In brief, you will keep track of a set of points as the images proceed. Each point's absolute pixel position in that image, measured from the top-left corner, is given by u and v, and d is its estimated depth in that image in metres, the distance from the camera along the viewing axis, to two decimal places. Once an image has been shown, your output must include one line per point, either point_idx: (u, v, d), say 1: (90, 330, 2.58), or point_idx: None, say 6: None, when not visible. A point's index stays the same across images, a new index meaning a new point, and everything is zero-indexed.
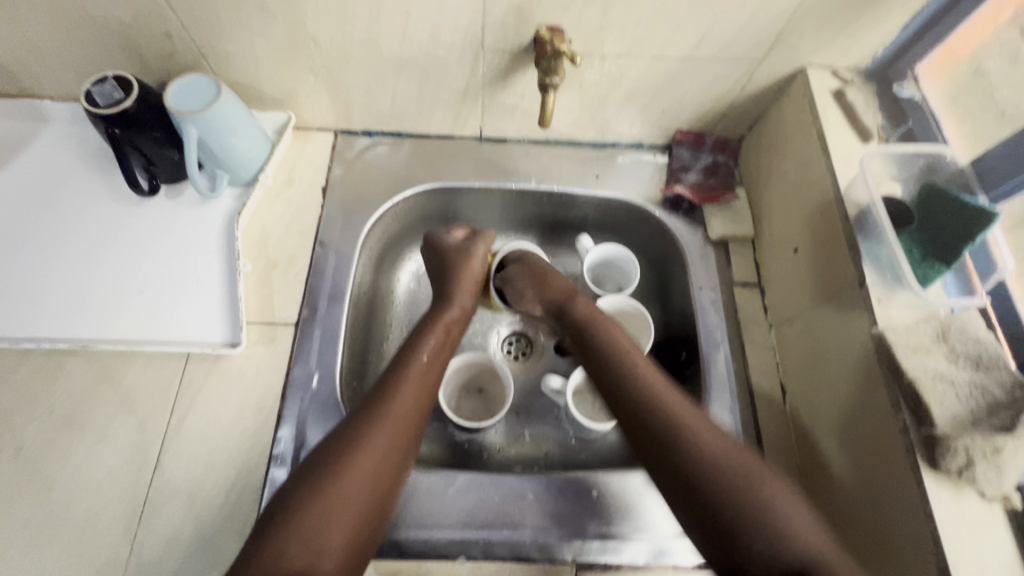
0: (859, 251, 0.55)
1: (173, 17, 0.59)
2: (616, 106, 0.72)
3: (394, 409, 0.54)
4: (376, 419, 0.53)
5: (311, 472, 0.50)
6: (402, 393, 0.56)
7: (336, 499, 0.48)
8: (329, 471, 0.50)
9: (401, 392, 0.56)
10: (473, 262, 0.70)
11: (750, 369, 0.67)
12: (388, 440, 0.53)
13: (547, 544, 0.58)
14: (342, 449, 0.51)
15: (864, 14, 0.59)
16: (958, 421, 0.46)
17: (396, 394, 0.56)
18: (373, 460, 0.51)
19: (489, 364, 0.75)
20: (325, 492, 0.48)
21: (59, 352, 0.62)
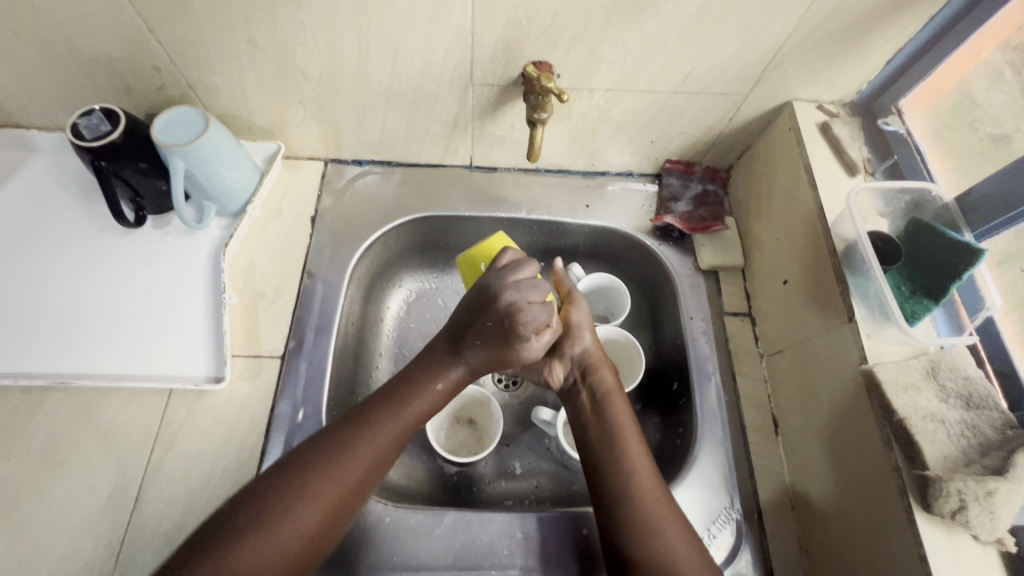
0: (848, 286, 0.55)
1: (161, 50, 0.59)
2: (605, 136, 0.72)
3: (363, 451, 0.52)
4: (343, 461, 0.52)
5: (262, 491, 0.49)
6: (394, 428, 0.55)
7: (275, 533, 0.47)
8: (284, 501, 0.49)
9: (380, 432, 0.54)
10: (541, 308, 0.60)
11: (741, 401, 0.66)
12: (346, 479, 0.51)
13: None
14: (299, 481, 0.50)
15: (847, 51, 0.60)
16: (948, 461, 0.46)
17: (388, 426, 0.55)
18: (326, 500, 0.50)
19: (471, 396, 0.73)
20: (273, 526, 0.47)
21: (37, 388, 0.60)
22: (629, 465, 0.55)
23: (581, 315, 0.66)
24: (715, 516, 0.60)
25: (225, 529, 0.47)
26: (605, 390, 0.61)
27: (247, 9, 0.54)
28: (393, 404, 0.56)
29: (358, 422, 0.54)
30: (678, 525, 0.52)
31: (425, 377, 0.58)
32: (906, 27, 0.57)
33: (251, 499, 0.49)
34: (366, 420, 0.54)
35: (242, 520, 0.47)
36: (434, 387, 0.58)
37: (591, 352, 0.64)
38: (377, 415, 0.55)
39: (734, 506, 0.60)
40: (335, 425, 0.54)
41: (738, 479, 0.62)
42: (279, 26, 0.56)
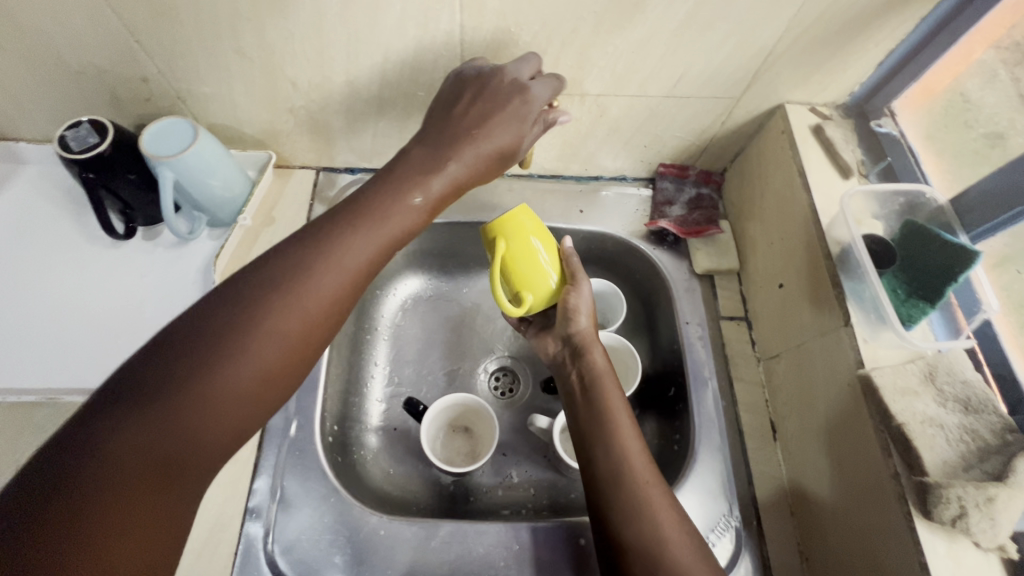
0: (843, 290, 0.55)
1: (149, 62, 0.58)
2: (598, 141, 0.72)
3: (301, 304, 0.44)
4: (294, 295, 0.44)
5: (180, 350, 0.40)
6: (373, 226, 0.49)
7: (201, 390, 0.39)
8: (201, 364, 0.40)
9: (319, 276, 0.46)
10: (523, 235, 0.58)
11: (739, 406, 0.66)
12: (295, 318, 0.44)
13: None
14: (229, 344, 0.41)
15: (839, 53, 0.59)
16: (948, 467, 0.46)
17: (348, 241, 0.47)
18: (262, 361, 0.42)
19: (455, 405, 0.72)
20: (202, 387, 0.39)
21: (26, 405, 0.59)
22: (620, 450, 0.51)
23: (583, 292, 0.60)
24: (714, 524, 0.59)
25: (131, 395, 0.38)
26: (593, 369, 0.57)
27: (233, 19, 0.54)
28: (318, 263, 0.46)
29: (279, 284, 0.44)
30: (671, 510, 0.48)
31: (355, 228, 0.48)
32: (897, 29, 0.57)
33: (165, 359, 0.40)
34: (301, 276, 0.45)
35: (159, 380, 0.39)
36: (366, 233, 0.48)
37: (584, 335, 0.60)
38: (314, 262, 0.46)
39: (733, 513, 0.60)
40: (265, 268, 0.45)
41: (736, 486, 0.61)
42: (266, 35, 0.55)
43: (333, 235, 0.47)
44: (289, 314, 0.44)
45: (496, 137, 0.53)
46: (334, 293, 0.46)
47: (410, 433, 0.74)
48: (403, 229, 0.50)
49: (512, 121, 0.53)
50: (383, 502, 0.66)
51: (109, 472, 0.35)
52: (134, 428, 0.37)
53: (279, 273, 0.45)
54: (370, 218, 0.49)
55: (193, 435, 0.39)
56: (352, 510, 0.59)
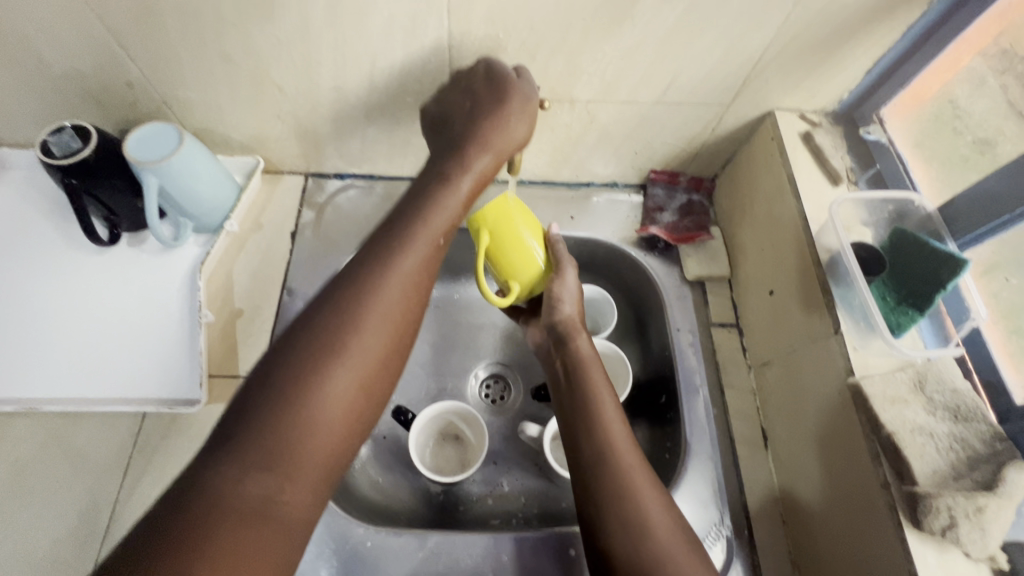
0: (833, 298, 0.55)
1: (132, 66, 0.58)
2: (589, 146, 0.72)
3: (376, 324, 0.45)
4: (364, 320, 0.45)
5: (269, 391, 0.41)
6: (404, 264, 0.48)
7: (295, 424, 0.40)
8: (295, 396, 0.41)
9: (387, 295, 0.46)
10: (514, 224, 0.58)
11: (730, 414, 0.65)
12: (378, 337, 0.45)
13: None
14: (313, 370, 0.42)
15: (828, 60, 0.59)
16: (938, 476, 0.45)
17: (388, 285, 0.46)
18: (355, 382, 0.43)
19: (435, 417, 0.71)
20: (297, 419, 0.40)
21: (8, 414, 0.59)
22: (603, 433, 0.51)
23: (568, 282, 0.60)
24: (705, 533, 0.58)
25: (236, 443, 0.39)
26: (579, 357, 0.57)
27: (218, 23, 0.53)
28: (387, 285, 0.46)
29: (346, 309, 0.45)
30: (655, 494, 0.48)
31: (402, 242, 0.49)
32: (885, 36, 0.57)
33: (249, 405, 0.40)
34: (363, 300, 0.45)
35: (252, 425, 0.39)
36: (416, 255, 0.49)
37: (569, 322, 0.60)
38: (377, 283, 0.46)
39: (724, 522, 0.59)
40: (326, 305, 0.45)
41: (728, 495, 0.61)
42: (252, 40, 0.55)
43: (377, 259, 0.48)
44: (361, 335, 0.44)
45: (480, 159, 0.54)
46: (399, 313, 0.47)
47: (400, 441, 0.73)
48: (443, 230, 0.51)
49: (498, 134, 0.54)
50: (371, 512, 0.65)
51: (215, 513, 0.36)
52: (241, 466, 0.38)
53: (341, 301, 0.45)
54: (404, 242, 0.49)
55: (300, 461, 0.40)
56: (340, 522, 0.58)
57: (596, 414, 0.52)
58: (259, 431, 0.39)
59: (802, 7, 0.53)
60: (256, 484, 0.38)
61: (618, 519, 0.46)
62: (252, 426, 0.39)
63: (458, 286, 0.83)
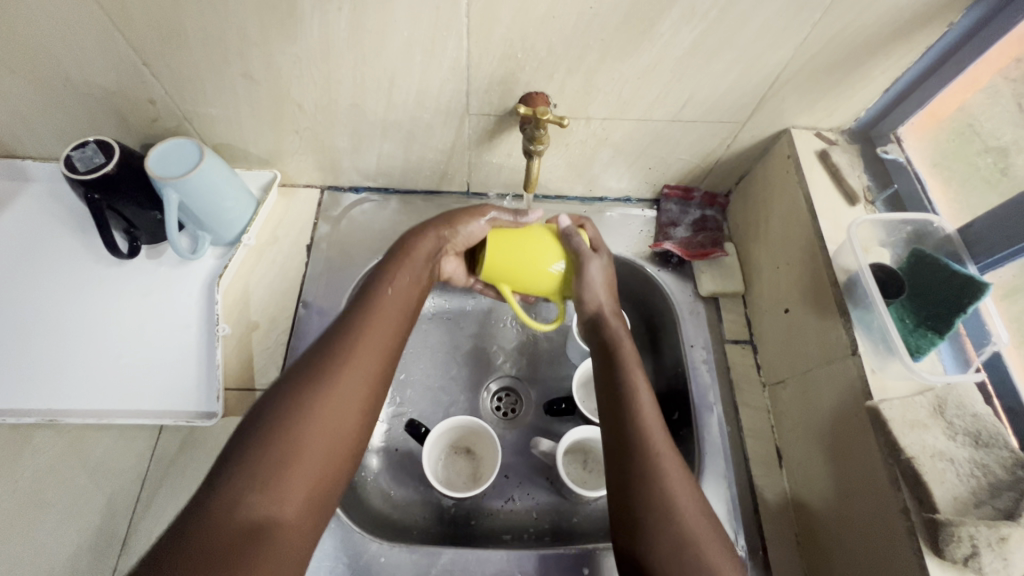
0: (850, 320, 0.54)
1: (156, 84, 0.59)
2: (603, 162, 0.72)
3: (326, 419, 0.46)
4: (298, 425, 0.44)
5: (229, 473, 0.42)
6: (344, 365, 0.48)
7: (255, 497, 0.41)
8: (257, 471, 0.42)
9: (326, 406, 0.46)
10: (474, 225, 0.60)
11: (744, 433, 0.65)
12: (341, 408, 0.47)
13: None
14: (276, 445, 0.43)
15: (844, 80, 0.59)
16: (959, 503, 0.45)
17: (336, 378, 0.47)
18: (320, 454, 0.45)
19: (445, 436, 0.71)
20: (259, 491, 0.41)
21: (27, 425, 0.59)
22: (665, 490, 0.47)
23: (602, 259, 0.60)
24: None
25: (200, 518, 0.39)
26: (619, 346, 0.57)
27: (241, 43, 0.54)
28: (345, 364, 0.48)
29: (307, 387, 0.46)
30: (690, 490, 0.48)
31: (357, 329, 0.51)
32: (904, 57, 0.57)
33: (215, 480, 0.42)
34: (327, 376, 0.47)
35: (215, 497, 0.41)
36: (369, 345, 0.50)
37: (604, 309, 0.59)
38: (335, 366, 0.48)
39: (738, 542, 0.59)
40: (285, 385, 0.47)
41: (742, 514, 0.60)
42: (274, 59, 0.56)
43: (339, 342, 0.50)
44: (322, 409, 0.46)
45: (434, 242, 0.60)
46: (363, 390, 0.48)
47: (412, 454, 0.73)
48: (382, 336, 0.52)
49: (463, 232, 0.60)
50: (383, 527, 0.65)
51: None
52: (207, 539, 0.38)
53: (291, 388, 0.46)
54: (365, 321, 0.52)
55: (272, 535, 0.41)
56: (354, 539, 0.58)
57: (652, 463, 0.48)
58: (220, 505, 0.40)
59: (821, 29, 0.53)
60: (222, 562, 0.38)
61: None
62: (215, 502, 0.40)
63: (471, 298, 0.83)
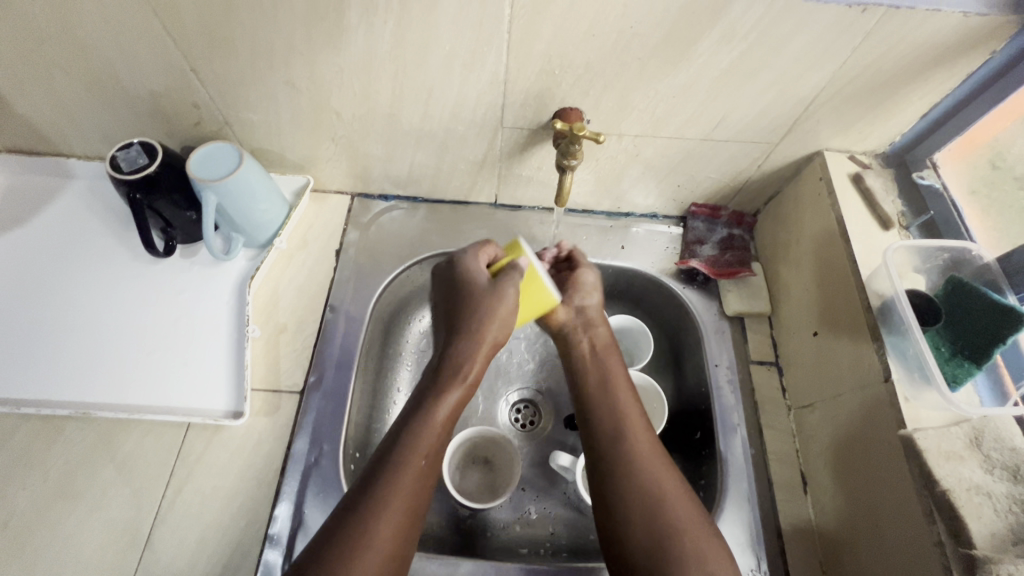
0: (884, 345, 0.54)
1: (201, 89, 0.60)
2: (632, 179, 0.72)
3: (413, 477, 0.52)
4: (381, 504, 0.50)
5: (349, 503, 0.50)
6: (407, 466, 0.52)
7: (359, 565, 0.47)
8: (343, 560, 0.46)
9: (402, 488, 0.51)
10: (497, 305, 0.59)
11: (768, 456, 0.64)
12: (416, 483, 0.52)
13: None
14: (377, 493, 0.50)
15: (881, 104, 0.59)
16: (996, 540, 0.44)
17: (399, 475, 0.51)
18: (397, 524, 0.50)
19: (461, 453, 0.72)
20: (361, 533, 0.48)
21: (59, 417, 0.60)
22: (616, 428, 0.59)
23: (586, 281, 0.69)
24: None
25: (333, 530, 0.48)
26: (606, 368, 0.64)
27: (286, 52, 0.55)
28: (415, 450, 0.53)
29: (386, 477, 0.51)
30: (688, 501, 0.54)
31: (408, 439, 0.54)
32: (942, 83, 0.56)
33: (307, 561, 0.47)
34: (395, 472, 0.52)
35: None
36: (413, 461, 0.53)
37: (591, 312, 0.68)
38: (394, 473, 0.51)
39: (761, 568, 0.58)
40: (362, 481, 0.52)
41: (765, 540, 0.59)
42: (317, 68, 0.57)
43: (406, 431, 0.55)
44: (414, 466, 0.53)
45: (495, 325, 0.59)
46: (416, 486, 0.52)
47: None
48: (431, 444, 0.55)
49: (495, 323, 0.59)
50: None
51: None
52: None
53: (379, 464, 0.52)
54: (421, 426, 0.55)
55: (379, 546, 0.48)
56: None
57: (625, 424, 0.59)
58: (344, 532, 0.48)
59: (860, 53, 0.53)
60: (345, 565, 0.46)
61: (644, 522, 0.52)
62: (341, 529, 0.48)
63: None
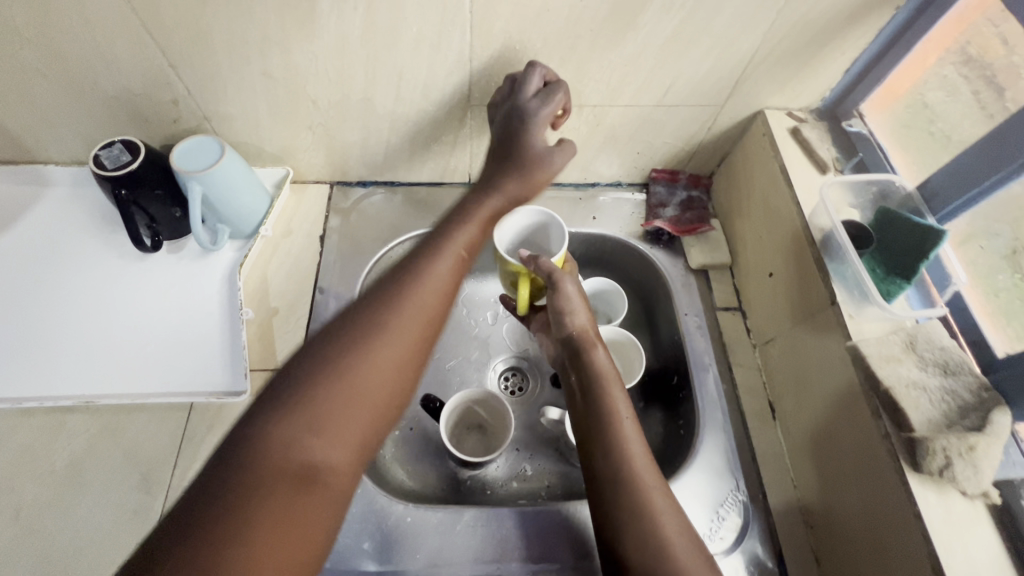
0: (828, 272, 0.60)
1: (180, 84, 0.63)
2: (595, 149, 0.78)
3: (390, 342, 0.48)
4: (361, 356, 0.46)
5: (299, 380, 0.45)
6: (403, 318, 0.50)
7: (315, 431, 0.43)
8: (306, 418, 0.43)
9: (391, 345, 0.48)
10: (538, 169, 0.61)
11: (739, 390, 0.70)
12: (394, 365, 0.48)
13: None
14: (342, 369, 0.45)
15: (809, 62, 0.66)
16: (933, 423, 0.50)
17: (394, 324, 0.49)
18: (349, 403, 0.44)
19: (460, 421, 0.76)
20: (316, 402, 0.44)
21: (62, 409, 0.62)
22: (616, 432, 0.55)
23: (564, 293, 0.64)
24: (723, 499, 0.63)
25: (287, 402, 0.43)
26: (599, 374, 0.60)
27: (263, 44, 0.59)
28: (367, 341, 0.47)
29: (329, 370, 0.45)
30: (665, 496, 0.51)
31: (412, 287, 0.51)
32: (860, 39, 0.63)
33: (229, 457, 0.41)
34: (371, 335, 0.48)
35: (216, 506, 0.38)
36: (401, 319, 0.49)
37: (585, 330, 0.64)
38: (377, 332, 0.48)
39: (740, 488, 0.63)
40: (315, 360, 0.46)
41: (740, 462, 0.65)
42: (292, 57, 0.60)
43: (390, 290, 0.51)
44: (394, 335, 0.48)
45: (517, 184, 0.61)
46: (401, 353, 0.48)
47: (428, 432, 0.77)
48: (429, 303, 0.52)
49: (519, 173, 0.61)
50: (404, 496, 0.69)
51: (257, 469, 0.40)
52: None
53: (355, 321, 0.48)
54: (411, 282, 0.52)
55: (321, 473, 0.42)
56: (363, 490, 0.62)
57: (634, 479, 0.52)
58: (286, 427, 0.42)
59: (784, 15, 0.59)
60: (296, 434, 0.42)
61: (637, 527, 0.49)
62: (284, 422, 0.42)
63: None
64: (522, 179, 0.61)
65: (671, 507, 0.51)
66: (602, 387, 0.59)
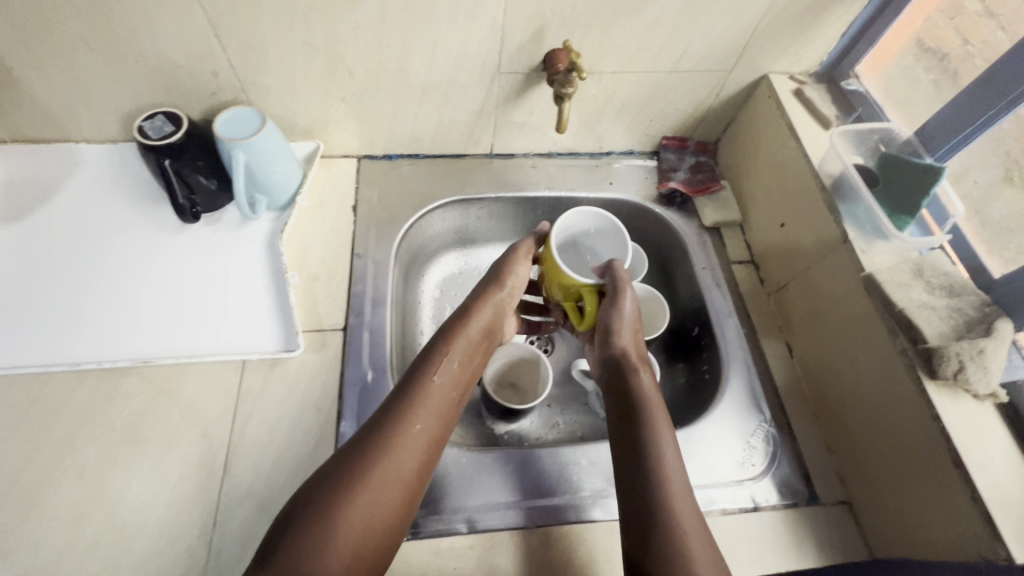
0: (840, 213, 0.66)
1: (222, 55, 0.65)
2: (612, 116, 0.82)
3: (418, 420, 0.54)
4: (390, 452, 0.51)
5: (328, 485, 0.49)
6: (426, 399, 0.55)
7: (341, 508, 0.47)
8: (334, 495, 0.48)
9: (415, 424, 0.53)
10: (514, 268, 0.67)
11: (758, 333, 0.75)
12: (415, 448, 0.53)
13: (582, 505, 0.62)
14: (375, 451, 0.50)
15: (810, 27, 0.72)
16: (944, 335, 0.55)
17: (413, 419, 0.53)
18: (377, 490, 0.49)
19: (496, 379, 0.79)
20: (341, 507, 0.47)
21: (117, 372, 0.63)
22: (656, 461, 0.53)
23: (622, 308, 0.61)
24: (753, 429, 0.67)
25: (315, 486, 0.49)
26: (644, 399, 0.58)
27: (307, 13, 0.62)
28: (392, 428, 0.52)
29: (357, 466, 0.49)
30: (698, 527, 0.49)
31: (426, 374, 0.57)
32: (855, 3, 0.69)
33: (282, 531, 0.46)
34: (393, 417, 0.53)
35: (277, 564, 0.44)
36: (433, 379, 0.56)
37: (629, 351, 0.62)
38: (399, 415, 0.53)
39: (767, 418, 0.68)
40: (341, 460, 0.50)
41: (765, 396, 0.70)
42: (334, 27, 0.63)
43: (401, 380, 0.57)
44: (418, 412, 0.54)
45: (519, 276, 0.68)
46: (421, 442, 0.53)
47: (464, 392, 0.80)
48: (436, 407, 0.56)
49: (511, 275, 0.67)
50: None
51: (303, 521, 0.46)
52: None
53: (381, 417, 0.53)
54: (419, 395, 0.55)
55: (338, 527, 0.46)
56: None
57: (669, 507, 0.50)
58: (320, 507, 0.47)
59: None
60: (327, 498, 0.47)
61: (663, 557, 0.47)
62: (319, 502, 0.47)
63: (473, 253, 0.91)
64: (510, 265, 0.67)
65: (705, 541, 0.48)
66: (648, 419, 0.56)
